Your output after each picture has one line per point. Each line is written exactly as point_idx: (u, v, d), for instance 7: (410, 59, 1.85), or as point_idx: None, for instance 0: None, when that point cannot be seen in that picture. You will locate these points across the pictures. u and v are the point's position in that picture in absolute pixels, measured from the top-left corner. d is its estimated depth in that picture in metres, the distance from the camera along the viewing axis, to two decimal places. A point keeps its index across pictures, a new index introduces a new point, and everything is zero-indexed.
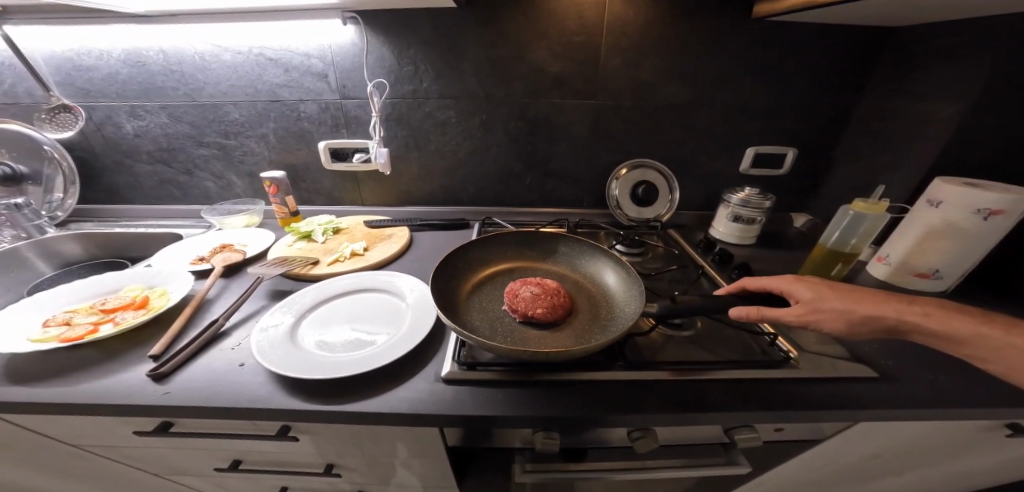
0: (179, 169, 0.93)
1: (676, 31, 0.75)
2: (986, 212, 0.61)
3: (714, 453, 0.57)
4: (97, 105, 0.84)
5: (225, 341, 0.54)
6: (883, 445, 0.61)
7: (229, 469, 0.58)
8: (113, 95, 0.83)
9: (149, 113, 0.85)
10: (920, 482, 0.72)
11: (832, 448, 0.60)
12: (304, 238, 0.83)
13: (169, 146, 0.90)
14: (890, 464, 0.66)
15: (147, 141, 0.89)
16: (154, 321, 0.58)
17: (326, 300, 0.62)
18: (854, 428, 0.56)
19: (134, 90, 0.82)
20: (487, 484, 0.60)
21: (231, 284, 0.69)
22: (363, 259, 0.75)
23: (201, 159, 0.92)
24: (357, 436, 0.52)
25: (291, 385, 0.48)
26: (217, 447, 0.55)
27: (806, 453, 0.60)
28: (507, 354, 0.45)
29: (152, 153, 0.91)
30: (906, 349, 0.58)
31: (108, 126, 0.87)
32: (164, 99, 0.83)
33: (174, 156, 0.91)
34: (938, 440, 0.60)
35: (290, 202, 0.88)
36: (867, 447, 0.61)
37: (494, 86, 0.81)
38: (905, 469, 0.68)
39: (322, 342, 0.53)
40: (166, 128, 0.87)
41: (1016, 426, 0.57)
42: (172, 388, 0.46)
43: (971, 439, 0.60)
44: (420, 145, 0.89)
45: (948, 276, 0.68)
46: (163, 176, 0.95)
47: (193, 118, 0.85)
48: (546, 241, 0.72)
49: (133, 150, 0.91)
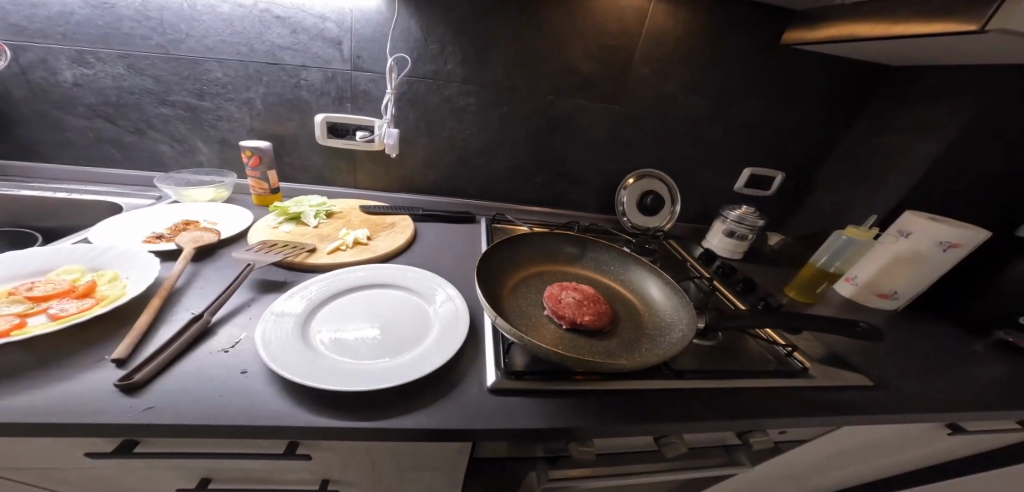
0: (130, 128, 0.76)
1: (708, 49, 0.77)
2: (946, 245, 0.71)
3: (718, 454, 0.63)
4: (30, 46, 0.67)
5: (211, 341, 0.44)
6: (861, 442, 0.68)
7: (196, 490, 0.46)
8: (58, 36, 0.66)
9: (102, 62, 0.69)
10: (867, 474, 0.83)
11: (816, 446, 0.67)
12: (291, 220, 0.72)
13: (121, 101, 0.73)
14: (859, 457, 0.75)
15: (91, 94, 0.72)
16: (112, 316, 0.46)
17: (335, 295, 0.54)
18: (843, 430, 0.63)
19: (89, 34, 0.66)
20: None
21: (204, 270, 0.57)
22: (368, 249, 0.66)
23: (160, 120, 0.76)
24: (377, 450, 0.46)
25: (314, 397, 0.40)
26: (183, 467, 0.44)
27: (794, 450, 0.66)
28: (571, 363, 0.42)
29: (96, 107, 0.73)
30: (890, 361, 0.66)
31: (38, 71, 0.69)
32: (128, 48, 0.68)
33: (125, 113, 0.74)
34: (901, 437, 0.69)
35: (272, 178, 0.77)
36: (847, 443, 0.68)
37: (525, 79, 0.78)
38: (866, 462, 0.77)
39: (340, 345, 0.46)
40: (123, 81, 0.71)
41: (956, 425, 0.68)
42: (154, 401, 0.36)
43: (923, 436, 0.70)
44: (433, 129, 0.81)
45: (902, 298, 0.80)
46: (103, 136, 0.76)
47: (162, 72, 0.71)
48: (574, 243, 0.69)
49: (68, 102, 0.72)
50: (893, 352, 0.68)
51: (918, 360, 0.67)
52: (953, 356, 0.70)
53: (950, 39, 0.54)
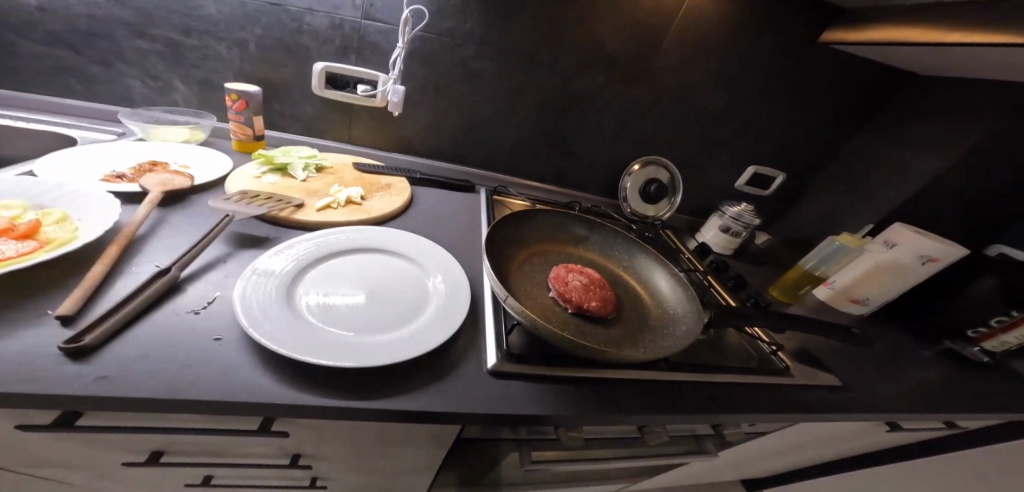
0: (98, 62, 0.66)
1: (739, 44, 0.75)
2: (926, 258, 0.74)
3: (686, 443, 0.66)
4: None
5: (180, 298, 0.40)
6: (813, 433, 0.74)
7: (145, 464, 0.41)
8: None
9: None
10: (805, 458, 0.91)
11: (771, 436, 0.73)
12: (276, 172, 0.66)
13: (89, 30, 0.62)
14: (808, 445, 0.81)
15: (56, 20, 0.61)
16: (64, 269, 0.40)
17: (324, 258, 0.50)
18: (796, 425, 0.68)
19: None
20: (487, 463, 0.57)
21: (171, 218, 0.51)
22: (362, 210, 0.61)
23: (135, 54, 0.66)
24: (359, 428, 0.43)
25: (302, 373, 0.36)
26: (135, 441, 0.38)
27: (750, 439, 0.72)
28: (584, 351, 0.40)
29: (60, 36, 0.62)
30: (866, 364, 0.69)
31: None
32: None
33: (92, 42, 0.64)
34: (852, 430, 0.74)
35: (258, 124, 0.69)
36: (799, 434, 0.74)
37: (548, 52, 0.73)
38: (811, 449, 0.84)
39: (331, 315, 0.42)
40: (96, 8, 0.61)
41: (895, 423, 0.73)
42: (107, 370, 0.31)
43: (866, 431, 0.75)
44: (443, 92, 0.75)
45: (871, 305, 0.83)
46: (58, 63, 0.65)
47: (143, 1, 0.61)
48: (579, 224, 0.66)
49: (26, 27, 0.61)
50: (869, 357, 0.72)
51: (890, 365, 0.71)
52: (918, 362, 0.74)
53: (987, 53, 0.54)
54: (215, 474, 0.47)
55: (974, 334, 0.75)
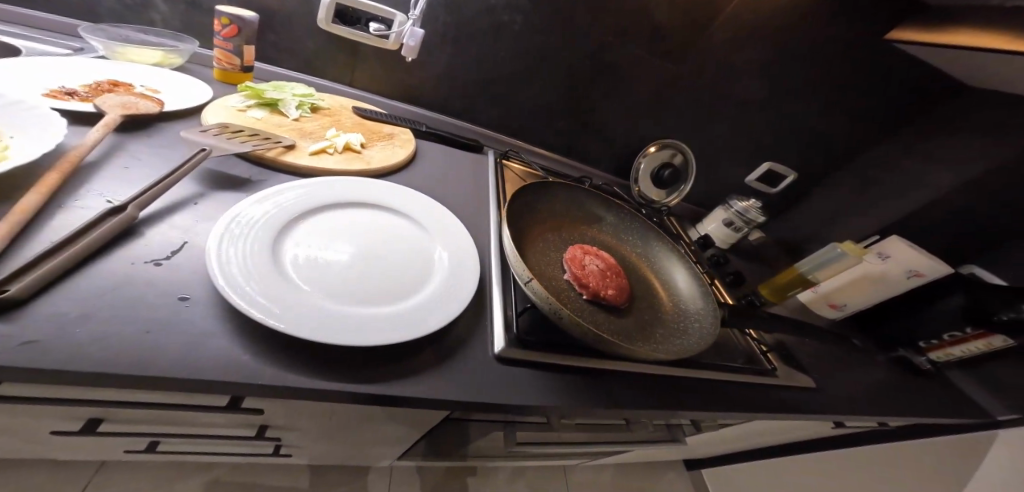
0: None
1: (783, 35, 0.72)
2: (912, 273, 0.75)
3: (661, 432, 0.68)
4: None
5: (137, 245, 0.33)
6: (775, 426, 0.78)
7: (81, 434, 0.35)
8: None
9: None
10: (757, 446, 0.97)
11: (738, 429, 0.77)
12: (264, 107, 0.58)
13: None
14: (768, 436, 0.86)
15: None
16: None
17: (317, 210, 0.44)
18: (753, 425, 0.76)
19: None
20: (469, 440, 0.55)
21: (129, 147, 0.43)
22: (361, 159, 0.55)
23: None
24: (340, 408, 0.39)
25: (291, 348, 0.31)
26: (72, 410, 0.32)
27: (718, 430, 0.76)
28: (606, 345, 0.37)
29: None
30: (847, 368, 0.72)
31: None
32: None
33: None
34: (808, 426, 0.79)
35: (249, 56, 0.59)
36: (763, 427, 0.78)
37: (586, 15, 0.66)
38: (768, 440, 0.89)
39: (325, 279, 0.36)
40: None
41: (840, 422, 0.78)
42: (37, 333, 0.24)
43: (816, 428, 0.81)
44: (464, 45, 0.68)
45: (846, 312, 0.84)
46: None
47: None
48: (593, 203, 0.62)
49: None
50: (850, 362, 0.75)
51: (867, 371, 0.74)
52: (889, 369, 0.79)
53: None
54: (165, 441, 0.42)
55: (924, 344, 0.79)
